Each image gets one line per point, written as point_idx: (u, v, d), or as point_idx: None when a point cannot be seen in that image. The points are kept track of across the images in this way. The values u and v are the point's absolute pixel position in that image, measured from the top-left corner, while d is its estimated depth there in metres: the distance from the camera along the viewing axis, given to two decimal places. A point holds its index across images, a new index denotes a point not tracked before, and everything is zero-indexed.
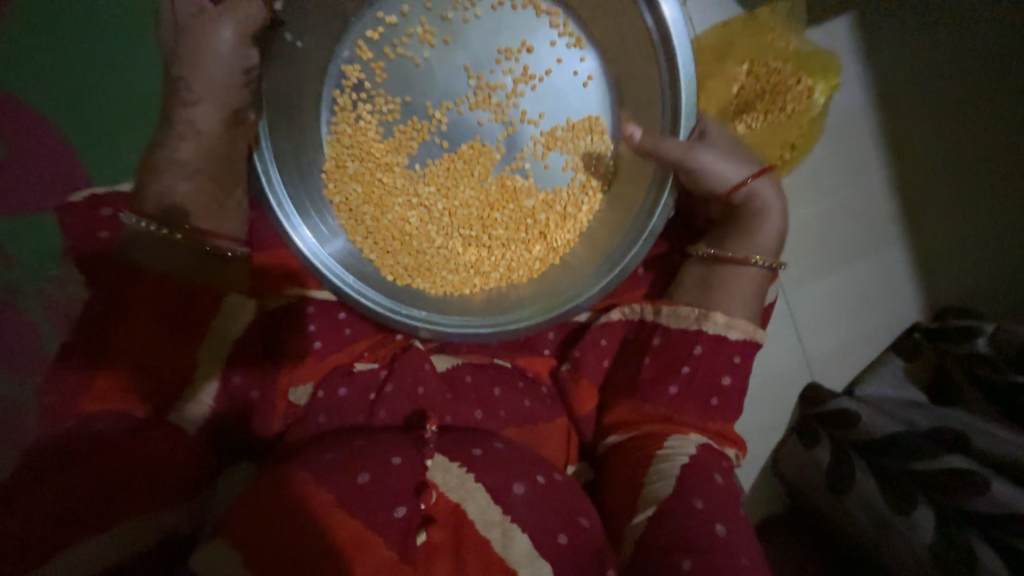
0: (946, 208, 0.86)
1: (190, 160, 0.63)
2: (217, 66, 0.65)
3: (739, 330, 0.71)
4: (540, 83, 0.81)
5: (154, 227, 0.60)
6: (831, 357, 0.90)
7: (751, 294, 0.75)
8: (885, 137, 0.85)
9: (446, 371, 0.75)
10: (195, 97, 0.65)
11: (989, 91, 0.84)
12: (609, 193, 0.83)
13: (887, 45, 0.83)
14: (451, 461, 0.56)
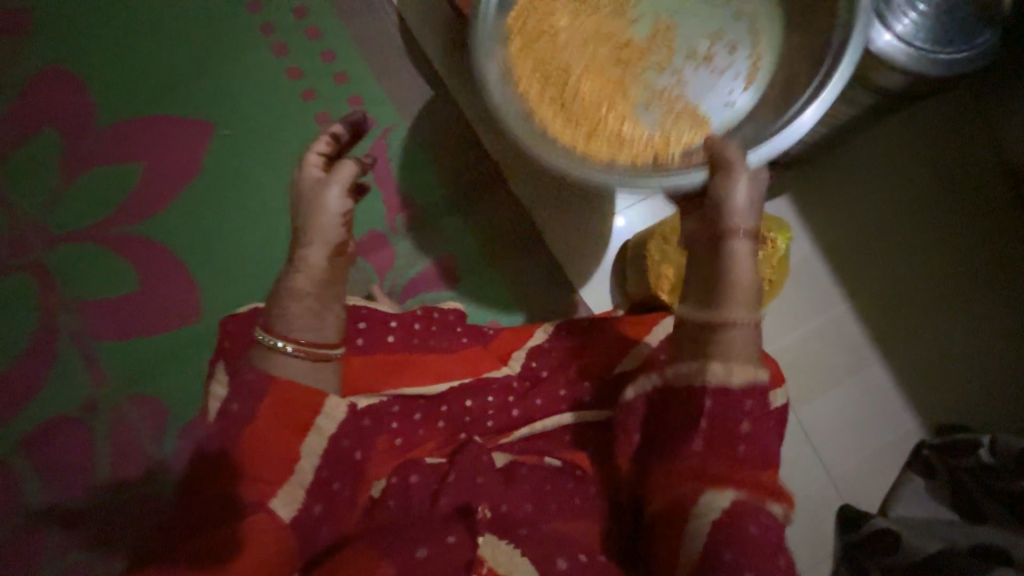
0: (922, 326, 0.96)
1: (300, 292, 0.53)
2: (327, 210, 0.53)
3: (740, 375, 0.51)
4: (704, 70, 0.70)
5: (267, 340, 0.52)
6: (852, 477, 0.93)
7: (744, 351, 0.52)
8: (843, 271, 0.98)
9: (504, 466, 0.65)
10: (305, 237, 0.54)
11: (934, 225, 0.99)
12: (675, 161, 0.65)
13: (827, 203, 0.99)
14: (500, 538, 0.55)
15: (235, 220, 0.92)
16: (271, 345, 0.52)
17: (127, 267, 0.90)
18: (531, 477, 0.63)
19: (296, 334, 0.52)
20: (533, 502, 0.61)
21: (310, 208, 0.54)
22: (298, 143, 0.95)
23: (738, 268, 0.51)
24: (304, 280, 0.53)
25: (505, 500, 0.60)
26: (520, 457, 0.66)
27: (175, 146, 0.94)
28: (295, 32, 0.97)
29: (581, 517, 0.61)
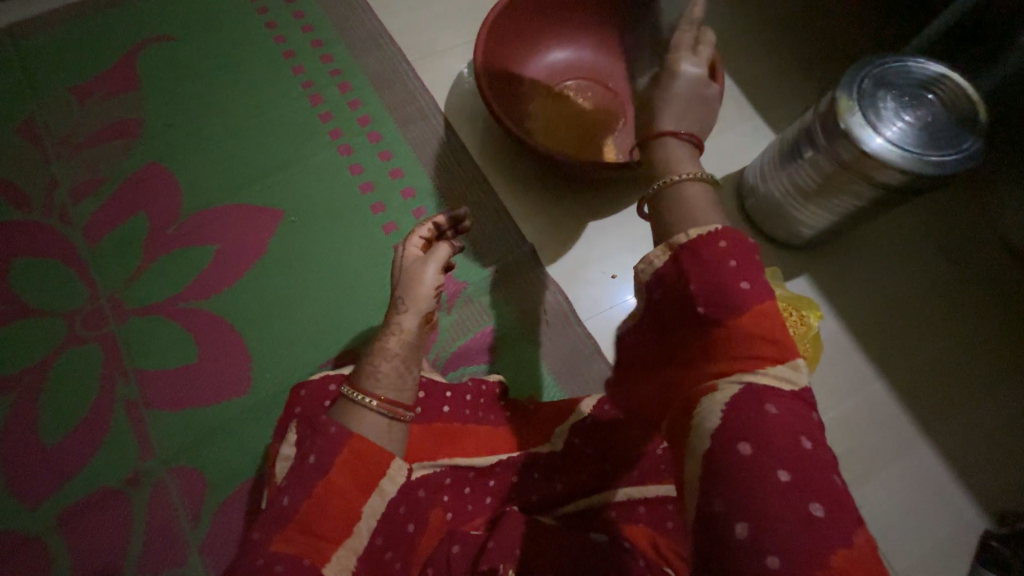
0: (963, 406, 0.96)
1: (394, 350, 0.65)
2: (424, 284, 0.69)
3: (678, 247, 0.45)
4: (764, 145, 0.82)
5: (360, 395, 0.60)
6: (917, 567, 0.87)
7: (700, 207, 0.46)
8: (874, 348, 1.00)
9: (545, 528, 0.61)
10: (403, 305, 0.68)
11: (954, 304, 1.02)
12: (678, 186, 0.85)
13: (847, 284, 1.05)
14: None
15: (294, 296, 1.00)
16: (358, 401, 0.60)
17: (190, 340, 0.96)
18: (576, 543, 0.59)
19: (379, 391, 0.61)
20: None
21: (411, 285, 0.69)
22: (354, 228, 1.06)
23: (671, 140, 0.48)
24: (398, 341, 0.65)
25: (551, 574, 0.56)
26: (556, 526, 0.61)
27: (245, 230, 1.05)
28: (359, 137, 1.13)
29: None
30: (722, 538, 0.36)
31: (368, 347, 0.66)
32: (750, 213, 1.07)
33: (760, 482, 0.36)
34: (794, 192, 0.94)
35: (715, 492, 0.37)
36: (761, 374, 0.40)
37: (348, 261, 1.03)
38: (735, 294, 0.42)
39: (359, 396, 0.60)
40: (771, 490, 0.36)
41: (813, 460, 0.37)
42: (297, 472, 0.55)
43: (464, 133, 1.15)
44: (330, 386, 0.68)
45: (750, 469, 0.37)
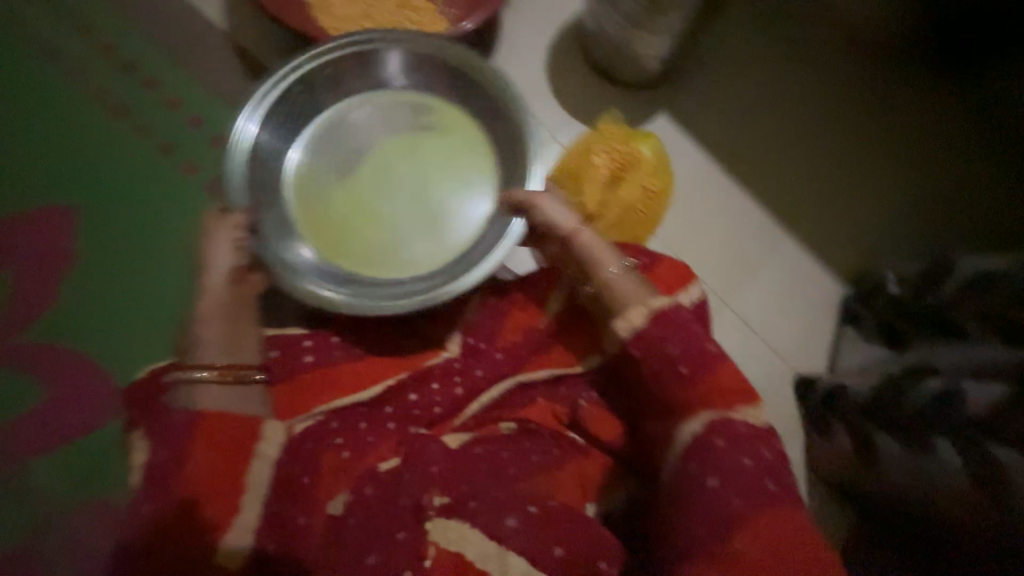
0: (815, 193, 1.04)
1: (212, 316, 0.64)
2: (220, 250, 0.67)
3: (637, 312, 0.60)
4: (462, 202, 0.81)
5: (211, 372, 0.59)
6: (793, 347, 0.99)
7: (632, 288, 0.62)
8: (733, 166, 1.04)
9: (458, 448, 0.63)
10: (206, 267, 0.67)
11: (796, 97, 1.07)
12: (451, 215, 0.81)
13: (699, 110, 1.05)
14: (449, 517, 0.55)
15: (123, 293, 0.85)
16: (192, 377, 0.58)
17: (26, 379, 0.82)
18: (488, 453, 0.63)
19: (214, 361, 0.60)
20: (495, 475, 0.60)
21: (210, 251, 0.67)
22: (169, 200, 0.89)
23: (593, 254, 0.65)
24: (213, 305, 0.65)
25: (467, 481, 0.59)
26: (475, 436, 0.65)
27: (40, 242, 0.87)
28: (136, 92, 0.93)
29: (546, 468, 0.63)
30: (696, 491, 0.50)
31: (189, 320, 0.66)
32: (597, 57, 1.01)
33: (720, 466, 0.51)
34: (621, 25, 0.89)
35: (698, 458, 0.52)
36: (745, 414, 0.54)
37: (177, 238, 0.88)
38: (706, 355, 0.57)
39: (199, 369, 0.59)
40: (737, 470, 0.50)
41: (744, 439, 0.53)
42: (157, 465, 0.52)
43: (259, 49, 0.95)
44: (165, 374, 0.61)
45: (720, 453, 0.51)
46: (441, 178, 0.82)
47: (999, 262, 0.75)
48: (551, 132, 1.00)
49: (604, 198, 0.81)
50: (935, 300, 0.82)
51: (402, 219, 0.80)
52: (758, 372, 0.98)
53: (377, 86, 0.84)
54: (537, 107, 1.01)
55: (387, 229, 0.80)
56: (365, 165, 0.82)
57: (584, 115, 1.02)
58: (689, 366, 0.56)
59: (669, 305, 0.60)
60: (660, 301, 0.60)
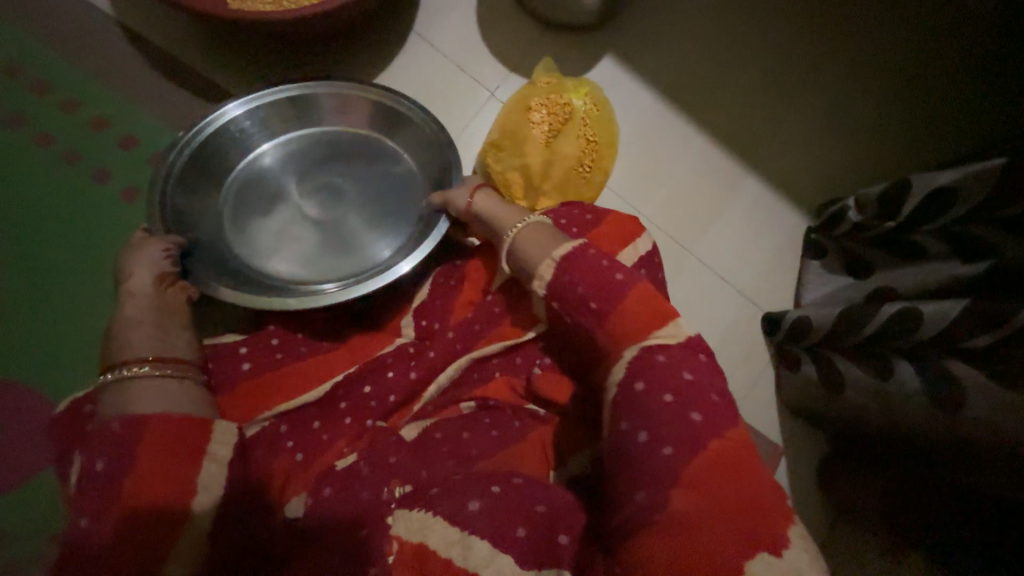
0: (769, 126, 1.01)
1: (137, 316, 0.63)
2: (145, 253, 0.68)
3: (547, 262, 0.61)
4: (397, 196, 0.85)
5: (131, 367, 0.57)
6: (759, 286, 0.98)
7: (541, 241, 0.63)
8: (684, 106, 0.99)
9: (416, 437, 0.64)
10: (128, 272, 0.67)
11: (741, 28, 1.02)
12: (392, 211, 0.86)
13: (643, 50, 0.99)
14: (412, 508, 0.53)
15: (48, 318, 0.79)
16: (123, 375, 0.56)
17: None
18: (449, 435, 0.63)
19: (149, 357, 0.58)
20: (454, 458, 0.61)
21: (134, 256, 0.68)
22: (84, 213, 0.83)
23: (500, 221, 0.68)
24: (138, 306, 0.64)
25: (424, 466, 0.60)
26: (435, 420, 0.65)
27: None
28: (22, 95, 0.84)
29: (509, 442, 0.63)
30: (648, 453, 0.49)
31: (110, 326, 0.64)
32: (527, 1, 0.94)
33: (656, 412, 0.50)
34: None
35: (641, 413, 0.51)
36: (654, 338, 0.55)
37: (100, 253, 0.82)
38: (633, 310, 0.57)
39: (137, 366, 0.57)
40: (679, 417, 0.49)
41: (691, 387, 0.51)
42: (92, 481, 0.49)
43: (157, 35, 0.87)
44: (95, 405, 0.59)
45: (665, 406, 0.50)
46: (370, 207, 0.85)
47: (950, 176, 0.70)
48: (489, 91, 0.94)
49: (545, 159, 0.77)
50: (893, 224, 0.79)
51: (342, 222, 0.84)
52: (725, 316, 0.97)
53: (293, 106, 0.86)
54: (471, 64, 0.94)
55: (318, 260, 0.81)
56: (297, 199, 0.84)
57: (523, 69, 0.95)
58: (598, 302, 0.57)
59: (571, 250, 0.60)
60: (566, 246, 0.60)
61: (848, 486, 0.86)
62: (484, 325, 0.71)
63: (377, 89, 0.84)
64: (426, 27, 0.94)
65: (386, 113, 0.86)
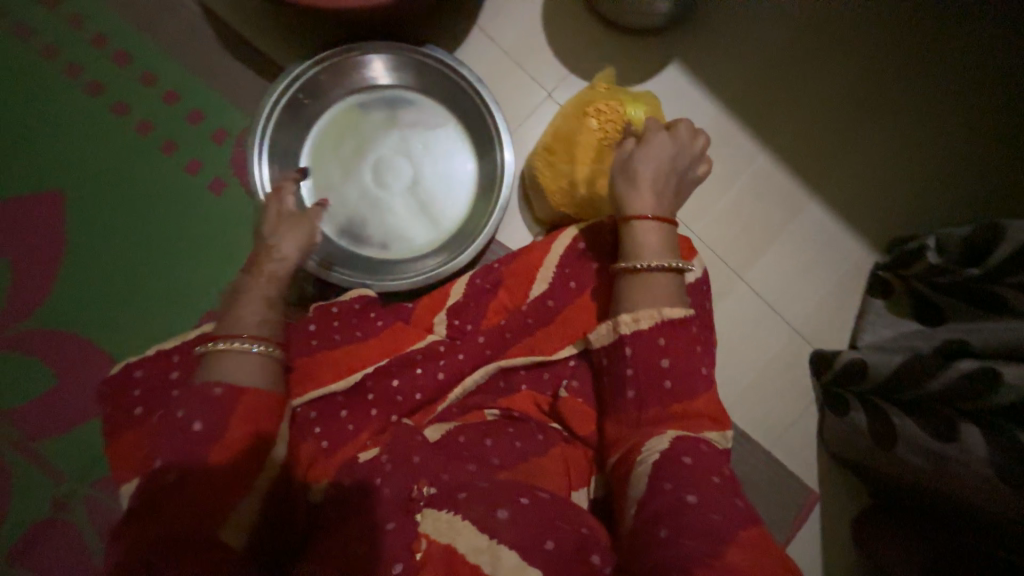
0: (843, 150, 0.93)
1: (266, 292, 0.63)
2: (301, 233, 0.68)
3: (648, 318, 0.57)
4: (457, 180, 0.89)
5: (250, 343, 0.56)
6: (812, 320, 0.92)
7: (662, 293, 0.58)
8: (752, 122, 0.93)
9: (438, 439, 0.63)
10: (276, 244, 0.67)
11: (826, 39, 0.94)
12: (449, 190, 0.88)
13: (713, 60, 0.94)
14: (441, 509, 0.52)
15: (117, 280, 0.86)
16: (234, 345, 0.56)
17: (32, 363, 0.83)
18: (472, 440, 0.62)
19: (243, 330, 0.58)
20: (475, 462, 0.59)
21: (286, 231, 0.67)
22: (153, 183, 0.87)
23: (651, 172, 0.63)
24: (267, 282, 0.64)
25: (445, 470, 0.57)
26: (459, 424, 0.65)
27: (29, 230, 0.86)
28: (107, 66, 0.89)
29: (530, 456, 0.62)
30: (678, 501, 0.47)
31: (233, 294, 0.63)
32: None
33: (693, 469, 0.50)
34: None
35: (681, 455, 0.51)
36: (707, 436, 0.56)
37: (164, 224, 0.87)
38: (669, 361, 0.57)
39: (239, 341, 0.56)
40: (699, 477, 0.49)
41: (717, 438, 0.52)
42: (174, 436, 0.49)
43: (229, 12, 0.89)
44: (140, 370, 0.61)
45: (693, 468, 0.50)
46: (428, 183, 0.88)
47: None
48: (546, 92, 0.92)
49: (586, 159, 0.73)
50: (977, 272, 0.70)
51: (403, 199, 0.87)
52: (771, 348, 0.91)
53: (356, 84, 0.87)
54: (530, 62, 0.92)
55: (371, 223, 0.86)
56: (367, 158, 0.88)
57: (582, 73, 0.93)
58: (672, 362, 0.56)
59: (681, 318, 0.57)
60: (676, 316, 0.57)
61: (890, 545, 0.78)
62: (517, 336, 0.70)
63: (452, 60, 0.82)
64: (488, 20, 0.92)
65: (464, 93, 0.85)
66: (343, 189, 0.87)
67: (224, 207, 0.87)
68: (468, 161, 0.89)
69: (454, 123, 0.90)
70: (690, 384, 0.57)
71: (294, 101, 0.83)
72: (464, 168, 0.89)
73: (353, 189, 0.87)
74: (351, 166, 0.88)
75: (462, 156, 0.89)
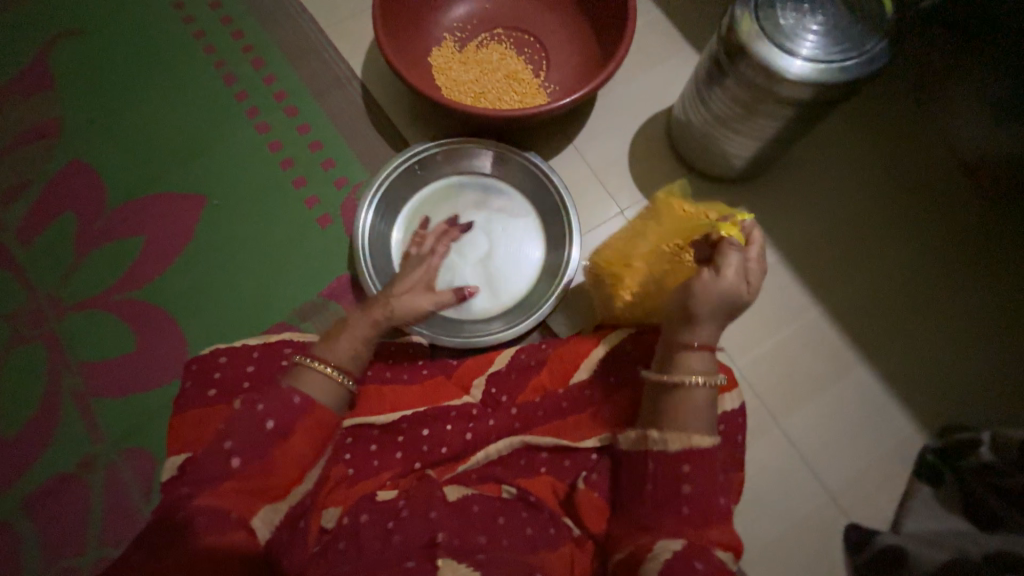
0: (897, 322, 0.95)
1: (364, 332, 0.69)
2: (422, 301, 0.75)
3: (676, 441, 0.59)
4: (524, 262, 0.98)
5: (337, 374, 0.63)
6: (849, 487, 0.87)
7: (696, 418, 0.60)
8: (807, 277, 0.99)
9: (457, 499, 0.64)
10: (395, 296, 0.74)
11: (887, 219, 1.01)
12: (515, 270, 0.98)
13: (777, 213, 1.03)
14: (459, 562, 0.56)
15: (220, 278, 0.99)
16: (320, 369, 0.63)
17: (127, 329, 0.95)
18: (484, 513, 0.63)
19: (338, 360, 0.65)
20: (486, 535, 0.61)
21: (409, 294, 0.75)
22: (277, 208, 1.04)
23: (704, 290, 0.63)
24: (370, 326, 0.70)
25: (458, 534, 0.60)
26: (475, 492, 0.66)
27: (170, 220, 1.03)
28: (276, 112, 1.10)
29: (539, 548, 0.62)
30: None
31: (339, 323, 0.69)
32: (678, 143, 1.04)
33: None
34: (712, 120, 0.91)
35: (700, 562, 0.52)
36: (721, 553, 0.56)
37: (273, 242, 1.02)
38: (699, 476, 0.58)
39: (326, 366, 0.63)
40: None
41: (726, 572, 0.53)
42: (247, 429, 0.55)
43: (381, 93, 1.10)
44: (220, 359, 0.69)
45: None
46: (498, 260, 0.98)
47: None
48: (620, 208, 1.04)
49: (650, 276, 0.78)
50: None
51: (473, 269, 0.97)
52: (802, 506, 0.86)
53: (462, 167, 1.03)
54: (611, 181, 1.06)
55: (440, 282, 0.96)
56: None
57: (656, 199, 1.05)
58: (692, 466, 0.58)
59: (709, 446, 0.58)
60: (702, 443, 0.58)
61: None
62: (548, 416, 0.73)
63: (546, 168, 0.97)
64: (584, 140, 1.08)
65: (549, 195, 0.99)
66: None
67: (325, 239, 1.01)
68: (538, 249, 1.00)
69: (534, 215, 1.02)
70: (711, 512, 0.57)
71: (409, 169, 0.99)
72: (531, 254, 0.99)
73: None
74: (435, 231, 1.00)
75: (534, 243, 1.00)
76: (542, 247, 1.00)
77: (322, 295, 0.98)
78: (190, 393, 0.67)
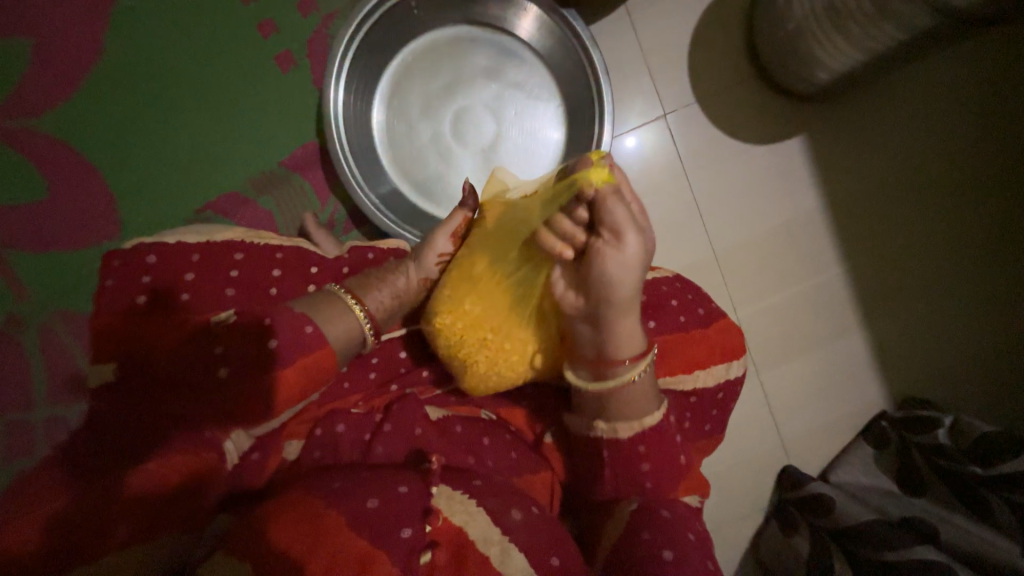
0: (917, 290, 0.90)
1: (404, 287, 0.62)
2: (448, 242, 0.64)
3: (624, 426, 0.56)
4: (538, 159, 0.81)
5: (365, 321, 0.58)
6: (804, 438, 0.92)
7: (644, 399, 0.55)
8: (842, 227, 0.89)
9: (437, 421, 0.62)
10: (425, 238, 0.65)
11: (954, 175, 0.88)
12: (525, 167, 0.81)
13: (835, 150, 0.88)
14: (455, 489, 0.52)
15: (149, 118, 0.77)
16: (347, 308, 0.57)
17: (26, 166, 0.74)
18: (468, 434, 0.62)
19: (371, 305, 0.59)
20: (475, 456, 0.59)
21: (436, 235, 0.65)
22: (223, 33, 0.78)
23: (612, 274, 0.49)
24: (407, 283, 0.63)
25: (446, 454, 0.58)
26: (455, 414, 0.64)
27: (68, 20, 0.75)
28: None
29: (522, 472, 0.61)
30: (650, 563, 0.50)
31: (378, 271, 0.63)
32: (757, 43, 0.83)
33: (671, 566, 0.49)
34: (823, 8, 0.67)
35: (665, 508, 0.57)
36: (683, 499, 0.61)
37: (219, 81, 0.78)
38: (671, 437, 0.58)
39: (354, 304, 0.58)
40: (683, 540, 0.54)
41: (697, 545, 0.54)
42: (238, 344, 0.51)
43: None
44: (151, 257, 0.58)
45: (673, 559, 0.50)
46: (506, 152, 0.80)
47: None
48: (662, 109, 0.86)
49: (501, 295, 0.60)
50: (981, 471, 0.72)
51: (473, 159, 0.79)
52: (755, 445, 0.92)
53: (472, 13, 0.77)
54: (659, 68, 0.85)
55: (430, 170, 0.79)
56: (451, 98, 0.79)
57: (707, 105, 0.86)
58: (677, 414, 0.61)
59: (659, 420, 0.56)
60: (643, 422, 0.55)
61: None
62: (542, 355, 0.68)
63: (587, 33, 0.73)
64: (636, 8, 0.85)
65: (584, 79, 0.77)
66: (414, 123, 0.79)
67: (290, 89, 0.79)
68: (556, 144, 0.81)
69: (558, 98, 0.81)
70: (671, 475, 0.59)
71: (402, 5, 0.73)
72: (547, 152, 0.81)
73: (426, 126, 0.79)
74: (430, 101, 0.79)
75: (553, 134, 0.81)
76: (562, 143, 0.81)
77: (283, 165, 0.79)
78: (129, 288, 0.57)
